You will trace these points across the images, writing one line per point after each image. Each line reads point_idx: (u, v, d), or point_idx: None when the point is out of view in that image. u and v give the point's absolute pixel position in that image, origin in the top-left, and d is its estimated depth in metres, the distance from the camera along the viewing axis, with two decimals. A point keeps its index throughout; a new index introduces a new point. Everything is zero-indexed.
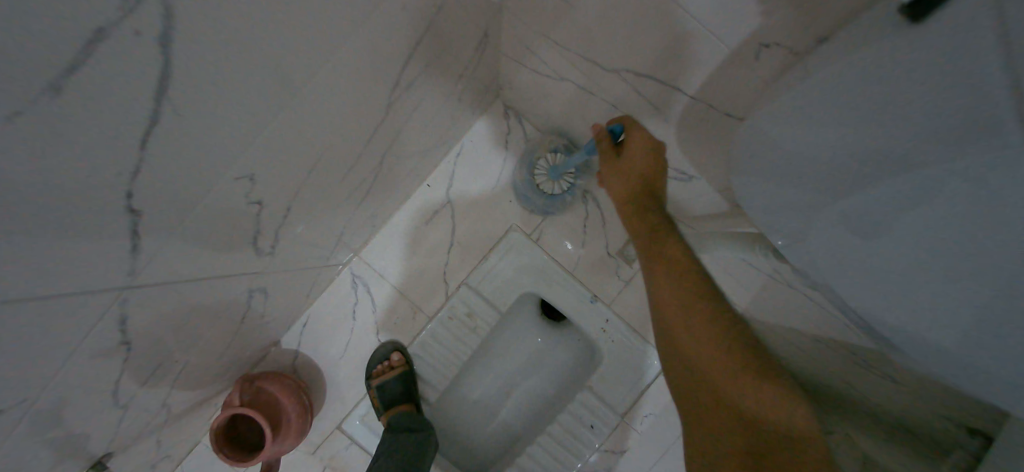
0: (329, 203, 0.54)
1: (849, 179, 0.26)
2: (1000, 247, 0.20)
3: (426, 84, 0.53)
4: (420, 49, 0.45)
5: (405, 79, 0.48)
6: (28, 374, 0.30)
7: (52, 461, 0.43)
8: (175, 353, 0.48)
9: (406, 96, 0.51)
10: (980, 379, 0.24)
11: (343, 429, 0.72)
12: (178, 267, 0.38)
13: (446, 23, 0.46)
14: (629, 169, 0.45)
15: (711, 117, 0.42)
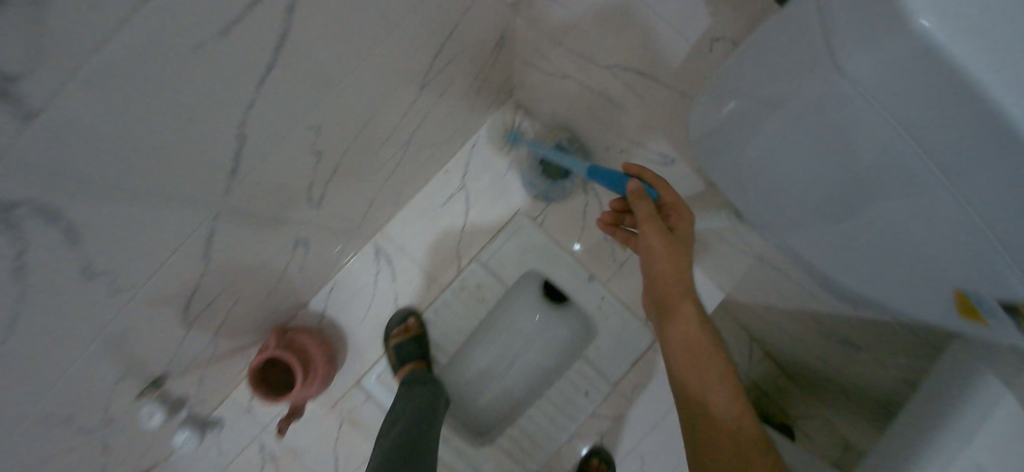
0: (367, 171, 0.62)
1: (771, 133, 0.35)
2: None
3: (456, 67, 0.60)
4: (453, 38, 0.54)
5: (439, 62, 0.56)
6: (140, 257, 0.39)
7: (127, 365, 0.52)
8: (230, 286, 0.57)
9: (438, 78, 0.59)
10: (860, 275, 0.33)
11: (360, 385, 0.80)
12: (253, 199, 0.47)
13: (473, 18, 0.55)
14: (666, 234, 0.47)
15: (679, 105, 0.52)
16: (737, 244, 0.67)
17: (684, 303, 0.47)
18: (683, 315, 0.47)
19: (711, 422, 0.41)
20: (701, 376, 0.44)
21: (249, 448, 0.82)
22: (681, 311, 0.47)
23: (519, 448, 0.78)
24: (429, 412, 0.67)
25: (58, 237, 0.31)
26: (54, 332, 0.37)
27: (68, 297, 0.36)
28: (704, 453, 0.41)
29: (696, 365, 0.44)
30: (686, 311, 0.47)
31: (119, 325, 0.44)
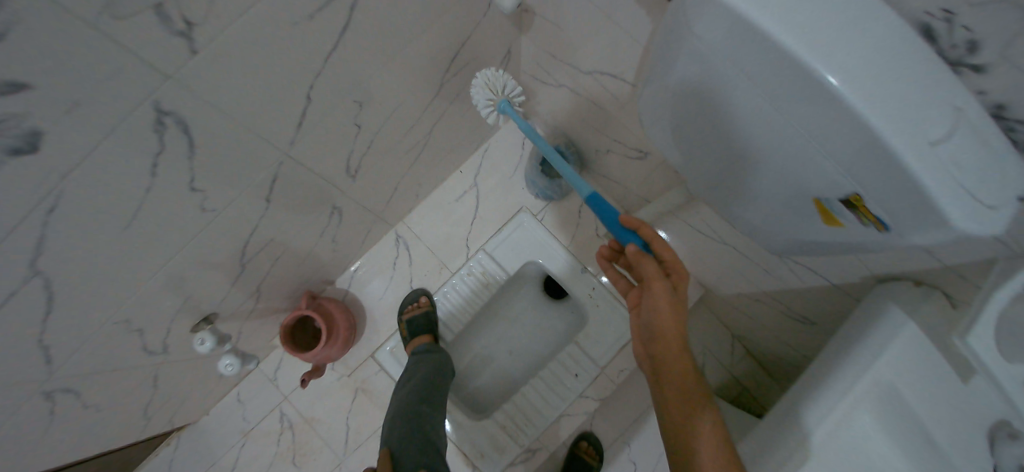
0: (395, 154, 0.75)
1: (690, 95, 0.47)
2: (743, 89, 0.40)
3: (469, 74, 0.75)
4: (468, 46, 0.69)
5: (457, 63, 0.70)
6: (224, 182, 0.53)
7: (186, 290, 0.63)
8: (277, 236, 0.70)
9: (455, 77, 0.73)
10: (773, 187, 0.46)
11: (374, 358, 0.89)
12: (309, 156, 0.61)
13: (485, 32, 0.69)
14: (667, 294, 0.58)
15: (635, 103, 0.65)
16: (707, 230, 0.76)
17: (678, 362, 0.55)
18: (678, 374, 0.54)
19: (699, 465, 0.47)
20: (692, 427, 0.50)
21: (270, 416, 0.89)
22: (675, 369, 0.55)
23: (514, 424, 0.83)
24: (433, 388, 0.73)
25: (184, 145, 0.46)
26: (158, 225, 0.51)
27: (171, 197, 0.49)
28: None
29: (688, 418, 0.51)
30: (677, 369, 0.54)
31: (198, 240, 0.58)
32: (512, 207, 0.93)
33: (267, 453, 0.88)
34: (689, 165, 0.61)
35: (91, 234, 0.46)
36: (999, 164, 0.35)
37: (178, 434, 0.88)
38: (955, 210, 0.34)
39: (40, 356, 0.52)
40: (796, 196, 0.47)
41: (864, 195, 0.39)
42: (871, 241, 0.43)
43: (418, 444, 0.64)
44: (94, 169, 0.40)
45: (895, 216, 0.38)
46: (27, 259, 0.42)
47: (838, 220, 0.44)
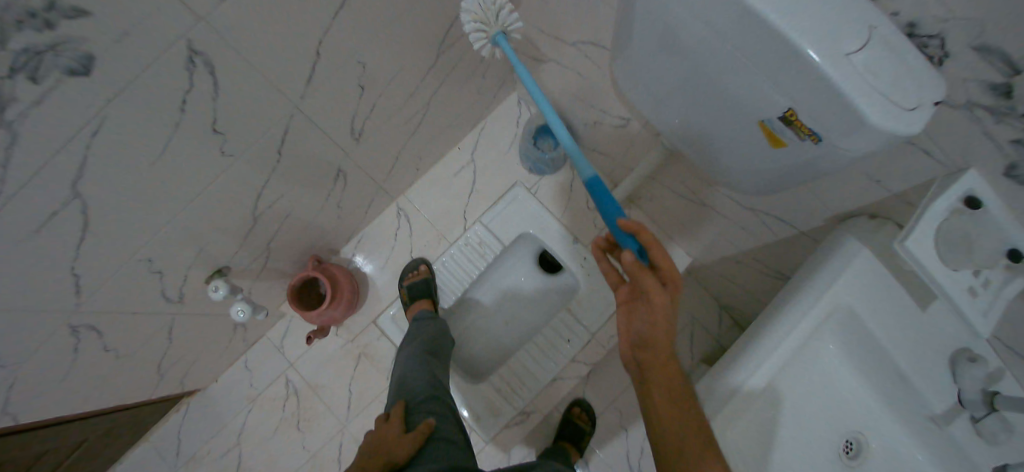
0: (394, 122, 0.82)
1: (654, 39, 0.53)
2: (691, 25, 0.46)
3: (464, 49, 0.81)
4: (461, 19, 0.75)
5: (451, 37, 0.77)
6: (239, 131, 0.60)
7: (200, 244, 0.69)
8: (285, 195, 0.76)
9: (450, 51, 0.79)
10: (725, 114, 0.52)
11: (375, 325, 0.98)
12: (317, 113, 0.68)
13: None
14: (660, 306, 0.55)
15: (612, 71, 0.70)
16: (685, 192, 0.81)
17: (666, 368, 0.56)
18: (665, 379, 0.56)
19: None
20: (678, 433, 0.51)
21: (277, 382, 0.97)
22: (662, 373, 0.56)
23: (510, 388, 0.86)
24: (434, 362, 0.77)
25: (207, 89, 0.52)
26: (180, 168, 0.58)
27: (195, 139, 0.56)
28: None
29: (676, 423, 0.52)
30: (665, 374, 0.56)
31: (214, 189, 0.64)
32: (507, 182, 0.99)
33: (274, 418, 0.95)
34: (660, 120, 0.66)
35: (124, 171, 0.52)
36: (913, 76, 0.40)
37: (187, 401, 0.96)
38: (872, 109, 0.39)
39: (71, 288, 0.58)
40: (746, 123, 0.52)
41: (797, 108, 0.44)
42: (814, 157, 0.49)
43: (428, 397, 0.70)
44: (131, 102, 0.46)
45: (825, 125, 0.43)
46: (70, 183, 0.48)
47: (781, 140, 0.50)
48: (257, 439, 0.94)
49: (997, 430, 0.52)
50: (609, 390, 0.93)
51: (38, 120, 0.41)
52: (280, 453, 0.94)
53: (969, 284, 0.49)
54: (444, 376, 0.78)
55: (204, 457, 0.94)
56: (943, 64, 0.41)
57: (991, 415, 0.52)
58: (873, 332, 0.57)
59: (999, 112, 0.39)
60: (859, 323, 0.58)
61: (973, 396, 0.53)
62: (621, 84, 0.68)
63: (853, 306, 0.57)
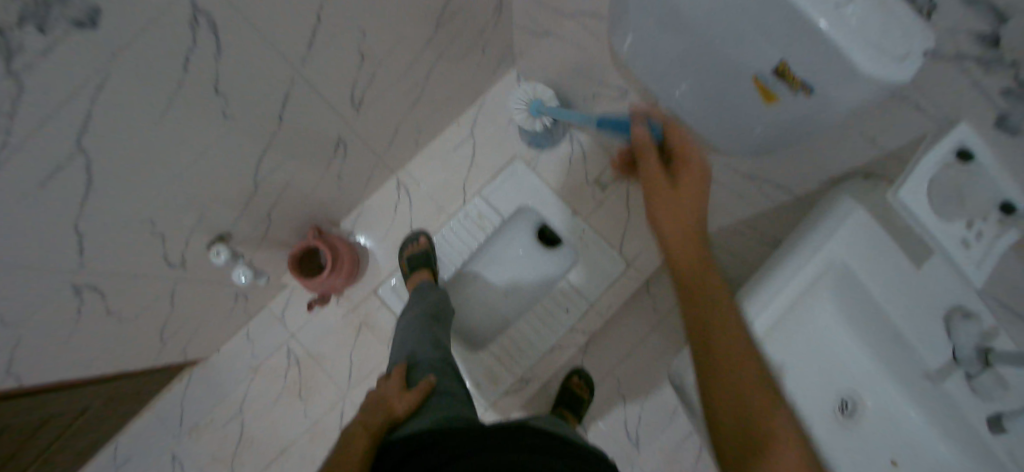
0: (394, 93, 0.83)
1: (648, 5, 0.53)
2: None
3: (462, 21, 0.81)
4: None
5: (449, 8, 0.77)
6: (242, 94, 0.61)
7: (201, 211, 0.71)
8: (286, 164, 0.77)
9: (449, 22, 0.79)
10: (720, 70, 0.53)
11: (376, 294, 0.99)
12: (320, 78, 0.69)
13: None
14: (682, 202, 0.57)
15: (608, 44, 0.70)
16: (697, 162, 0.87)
17: (723, 336, 0.52)
18: (724, 350, 0.51)
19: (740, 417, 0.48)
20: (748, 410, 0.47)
21: (278, 353, 0.99)
22: (717, 340, 0.52)
23: (508, 355, 0.90)
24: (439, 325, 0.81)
25: (212, 49, 0.52)
26: (182, 130, 0.58)
27: (198, 100, 0.57)
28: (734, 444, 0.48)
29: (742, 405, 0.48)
30: (722, 344, 0.51)
31: (212, 153, 0.65)
32: (506, 156, 0.99)
33: (275, 386, 0.98)
34: (657, 86, 0.67)
35: (129, 132, 0.53)
36: (902, 26, 0.41)
37: (190, 370, 0.99)
38: (862, 58, 0.40)
39: (74, 247, 0.59)
40: (741, 81, 0.53)
41: (789, 60, 0.45)
42: (809, 109, 0.50)
43: (428, 357, 0.74)
44: (134, 59, 0.46)
45: (816, 75, 0.44)
46: (73, 139, 0.48)
47: (774, 95, 0.51)
48: (259, 408, 0.97)
49: (991, 387, 0.57)
50: (608, 361, 0.97)
51: (47, 72, 0.40)
52: (282, 420, 0.97)
53: (963, 235, 0.50)
54: (446, 338, 0.82)
55: (209, 425, 0.97)
56: (931, 17, 0.42)
57: (985, 372, 0.56)
58: (865, 286, 0.63)
59: (991, 63, 0.41)
60: (852, 277, 0.64)
61: (968, 354, 0.57)
62: (619, 52, 0.68)
63: (847, 262, 0.63)
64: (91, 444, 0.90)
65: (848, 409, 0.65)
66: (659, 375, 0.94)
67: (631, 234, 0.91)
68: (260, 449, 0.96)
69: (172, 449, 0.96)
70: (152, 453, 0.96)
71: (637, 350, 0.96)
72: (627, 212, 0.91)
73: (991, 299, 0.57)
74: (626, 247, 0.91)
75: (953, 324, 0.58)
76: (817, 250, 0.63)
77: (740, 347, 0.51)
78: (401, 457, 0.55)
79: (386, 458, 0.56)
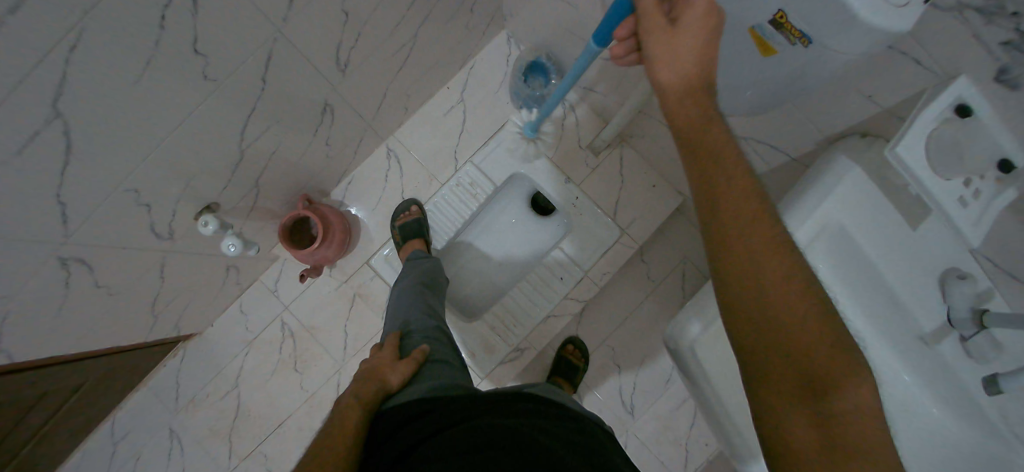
0: (380, 56, 0.80)
1: None
2: None
3: None
4: None
5: None
6: (222, 55, 0.59)
7: (185, 181, 0.69)
8: (271, 131, 0.75)
9: None
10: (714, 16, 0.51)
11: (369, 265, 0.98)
12: (303, 39, 0.66)
13: None
14: (683, 46, 0.41)
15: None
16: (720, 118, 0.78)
17: (761, 284, 0.37)
18: (759, 301, 0.37)
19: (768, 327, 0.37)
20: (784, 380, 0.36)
21: (273, 326, 0.99)
22: (755, 276, 0.37)
23: (503, 325, 0.88)
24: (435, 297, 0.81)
25: (189, 6, 0.50)
26: (160, 95, 0.56)
27: (177, 63, 0.55)
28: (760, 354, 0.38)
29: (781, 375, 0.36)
30: (754, 295, 0.37)
31: (194, 120, 0.63)
32: (498, 122, 0.98)
33: (271, 360, 0.98)
34: None
35: (105, 97, 0.51)
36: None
37: (184, 345, 0.98)
38: (860, 4, 0.39)
39: (59, 217, 0.57)
40: (733, 30, 0.51)
41: (787, 9, 0.44)
42: (803, 61, 0.49)
43: (423, 327, 0.74)
44: (110, 15, 0.44)
45: (814, 25, 0.43)
46: (50, 101, 0.46)
47: (771, 47, 0.49)
48: (255, 383, 0.98)
49: (986, 349, 0.58)
50: (602, 331, 0.97)
51: (18, 28, 0.39)
52: (279, 394, 0.97)
53: (960, 193, 0.50)
54: (440, 306, 0.81)
55: (206, 399, 0.97)
56: None
57: (980, 333, 0.58)
58: (859, 246, 0.63)
59: (988, 13, 0.41)
60: (848, 239, 0.63)
61: (965, 316, 0.59)
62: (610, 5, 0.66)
63: (843, 223, 0.63)
64: (88, 420, 0.90)
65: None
66: (654, 343, 0.95)
67: (625, 200, 0.89)
68: (258, 423, 0.97)
69: (169, 423, 0.96)
70: (150, 429, 0.96)
71: (632, 318, 0.97)
72: (621, 176, 0.90)
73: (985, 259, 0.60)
74: (620, 214, 0.89)
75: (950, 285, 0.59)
76: (813, 210, 0.62)
77: (782, 261, 0.37)
78: (392, 432, 0.56)
79: (379, 432, 0.57)
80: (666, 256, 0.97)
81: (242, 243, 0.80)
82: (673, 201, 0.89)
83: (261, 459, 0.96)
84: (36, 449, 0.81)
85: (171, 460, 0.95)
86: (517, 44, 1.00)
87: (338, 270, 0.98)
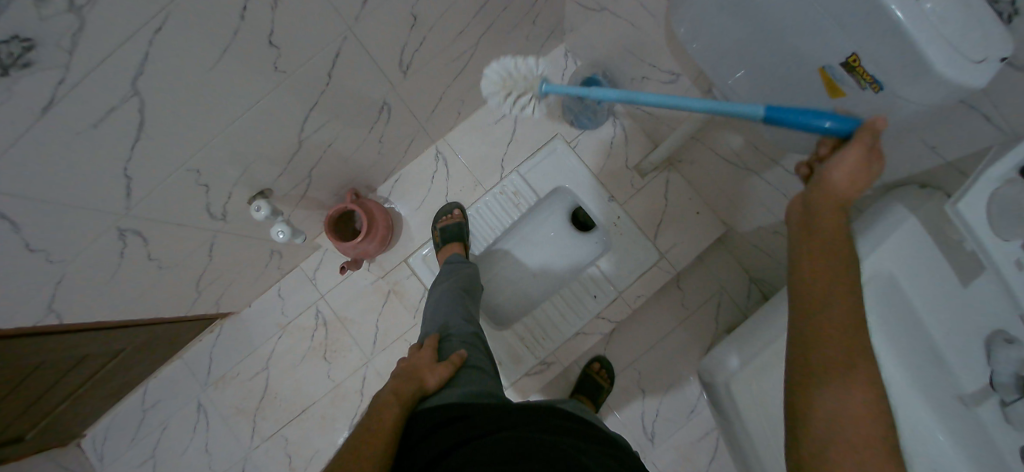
0: (441, 60, 0.81)
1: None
2: None
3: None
4: None
5: None
6: (293, 49, 0.60)
7: (244, 168, 0.71)
8: (330, 125, 0.77)
9: None
10: (794, 58, 0.50)
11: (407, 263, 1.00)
12: (371, 38, 0.67)
13: None
14: (859, 180, 0.42)
15: (665, 24, 0.68)
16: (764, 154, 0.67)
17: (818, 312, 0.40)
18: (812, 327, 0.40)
19: (815, 349, 0.39)
20: (809, 387, 0.38)
21: (307, 312, 1.01)
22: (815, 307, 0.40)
23: (532, 337, 0.89)
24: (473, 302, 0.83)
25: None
26: (230, 83, 0.58)
27: (250, 54, 0.56)
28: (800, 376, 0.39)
29: (806, 391, 0.38)
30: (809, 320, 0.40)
31: (257, 109, 0.64)
32: (547, 132, 0.98)
33: (301, 346, 1.00)
34: (712, 72, 0.65)
35: (180, 81, 0.52)
36: (987, 24, 0.38)
37: (221, 323, 1.00)
38: (936, 55, 0.37)
39: (122, 191, 0.59)
40: (805, 73, 0.50)
41: (861, 54, 0.42)
42: (869, 111, 0.47)
43: (461, 331, 0.75)
44: (192, 3, 0.45)
45: (888, 72, 0.41)
46: (127, 81, 0.48)
47: (840, 88, 0.48)
48: (284, 366, 0.99)
49: None
50: (630, 353, 0.97)
51: (106, 11, 0.40)
52: (305, 380, 0.99)
53: (1019, 257, 0.46)
54: (477, 312, 0.83)
55: (235, 377, 0.99)
56: (1013, 22, 0.40)
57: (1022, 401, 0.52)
58: (910, 299, 0.63)
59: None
60: (897, 289, 0.64)
61: (1006, 379, 0.53)
62: (680, 35, 0.65)
63: (893, 273, 0.64)
64: (124, 385, 0.94)
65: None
66: (682, 372, 0.94)
67: (668, 225, 0.89)
68: (283, 406, 0.98)
69: (198, 396, 0.99)
70: (180, 400, 0.99)
71: (662, 343, 0.96)
72: (666, 200, 0.90)
73: None
74: (661, 238, 0.89)
75: (996, 347, 0.54)
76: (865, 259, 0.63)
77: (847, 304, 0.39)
78: (426, 433, 0.57)
79: (413, 432, 0.58)
80: (703, 285, 0.97)
81: (289, 231, 0.82)
82: (715, 231, 0.89)
83: (281, 442, 0.98)
84: (70, 405, 0.85)
85: (195, 432, 0.98)
86: (573, 59, 1.03)
87: (377, 265, 1.00)
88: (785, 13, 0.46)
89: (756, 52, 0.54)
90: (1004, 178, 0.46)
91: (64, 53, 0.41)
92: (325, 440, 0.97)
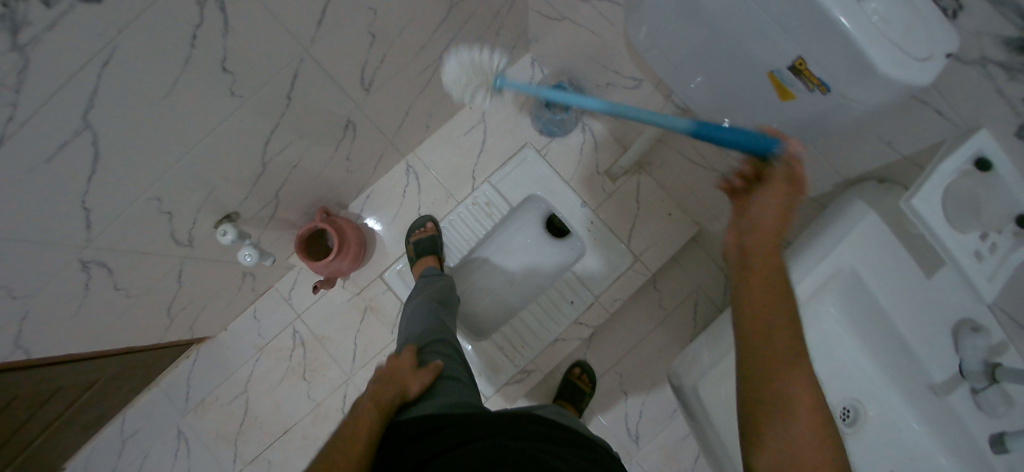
0: (404, 76, 0.82)
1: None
2: None
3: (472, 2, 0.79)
4: None
5: None
6: (249, 73, 0.59)
7: (206, 195, 0.71)
8: (294, 146, 0.77)
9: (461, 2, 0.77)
10: (743, 64, 0.50)
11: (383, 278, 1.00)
12: (328, 60, 0.67)
13: None
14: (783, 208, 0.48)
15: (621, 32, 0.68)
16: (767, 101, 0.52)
17: (766, 334, 0.45)
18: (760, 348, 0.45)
19: (767, 367, 0.44)
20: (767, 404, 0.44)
21: (283, 333, 1.01)
22: (762, 330, 0.45)
23: (512, 346, 0.89)
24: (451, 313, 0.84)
25: (218, 25, 0.50)
26: (184, 112, 0.57)
27: (204, 80, 0.55)
28: (756, 391, 0.45)
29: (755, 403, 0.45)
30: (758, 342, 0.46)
31: (216, 134, 0.63)
32: (517, 142, 0.99)
33: (280, 367, 1.00)
34: (667, 79, 0.65)
35: (133, 111, 0.51)
36: (922, 23, 0.38)
37: (197, 348, 1.00)
38: (879, 56, 0.37)
39: (81, 225, 0.58)
40: (756, 76, 0.50)
41: (806, 57, 0.42)
42: (819, 110, 0.47)
43: (440, 340, 0.76)
44: (139, 33, 0.44)
45: (833, 74, 0.41)
46: (78, 115, 0.47)
47: (789, 91, 0.48)
48: (264, 388, 0.99)
49: (996, 404, 0.55)
50: (609, 356, 0.97)
51: (51, 46, 0.39)
52: (285, 401, 0.99)
53: (977, 248, 0.47)
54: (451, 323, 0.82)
55: (215, 402, 0.99)
56: (955, 18, 0.40)
57: (991, 387, 0.55)
58: (875, 295, 0.61)
59: (1013, 69, 0.38)
60: (862, 285, 0.61)
61: (975, 368, 0.56)
62: (635, 43, 0.66)
63: (857, 268, 0.61)
64: (100, 415, 0.93)
65: (849, 417, 0.64)
66: (659, 374, 0.95)
67: (639, 228, 0.90)
68: (265, 428, 0.98)
69: (178, 423, 0.98)
70: (160, 427, 0.98)
71: (640, 345, 0.97)
72: (638, 203, 0.91)
73: (1001, 311, 0.56)
74: (635, 241, 0.89)
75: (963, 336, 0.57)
76: (826, 255, 0.61)
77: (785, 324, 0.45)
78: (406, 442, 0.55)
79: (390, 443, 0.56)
80: (680, 284, 0.98)
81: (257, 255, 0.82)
82: (687, 232, 0.89)
83: (265, 465, 0.97)
84: (47, 438, 0.84)
85: (178, 458, 0.97)
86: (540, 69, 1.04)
87: (353, 282, 1.01)
88: (731, 21, 0.46)
89: (707, 59, 0.55)
90: (957, 172, 0.46)
91: (10, 92, 0.40)
92: (308, 462, 0.97)
